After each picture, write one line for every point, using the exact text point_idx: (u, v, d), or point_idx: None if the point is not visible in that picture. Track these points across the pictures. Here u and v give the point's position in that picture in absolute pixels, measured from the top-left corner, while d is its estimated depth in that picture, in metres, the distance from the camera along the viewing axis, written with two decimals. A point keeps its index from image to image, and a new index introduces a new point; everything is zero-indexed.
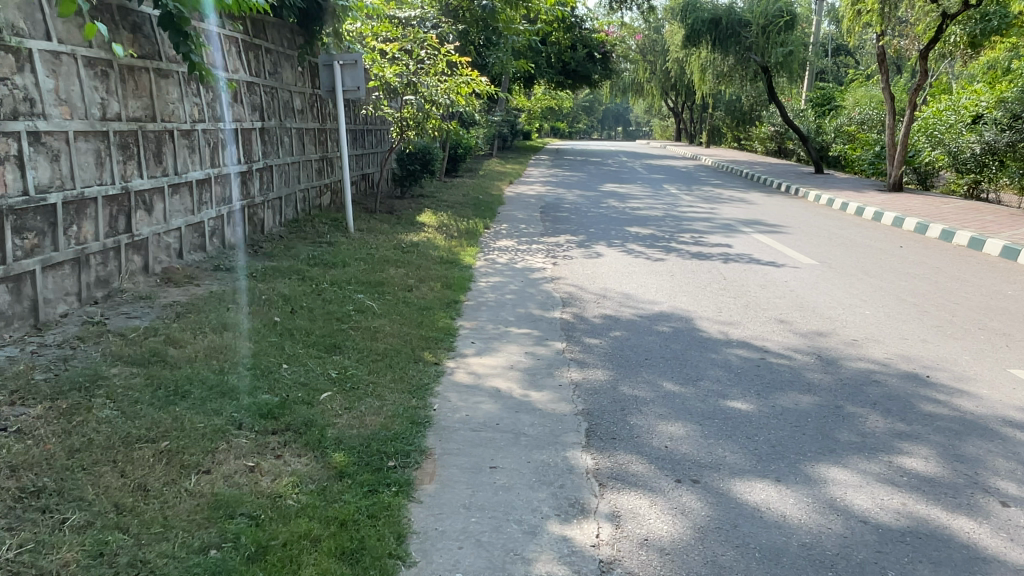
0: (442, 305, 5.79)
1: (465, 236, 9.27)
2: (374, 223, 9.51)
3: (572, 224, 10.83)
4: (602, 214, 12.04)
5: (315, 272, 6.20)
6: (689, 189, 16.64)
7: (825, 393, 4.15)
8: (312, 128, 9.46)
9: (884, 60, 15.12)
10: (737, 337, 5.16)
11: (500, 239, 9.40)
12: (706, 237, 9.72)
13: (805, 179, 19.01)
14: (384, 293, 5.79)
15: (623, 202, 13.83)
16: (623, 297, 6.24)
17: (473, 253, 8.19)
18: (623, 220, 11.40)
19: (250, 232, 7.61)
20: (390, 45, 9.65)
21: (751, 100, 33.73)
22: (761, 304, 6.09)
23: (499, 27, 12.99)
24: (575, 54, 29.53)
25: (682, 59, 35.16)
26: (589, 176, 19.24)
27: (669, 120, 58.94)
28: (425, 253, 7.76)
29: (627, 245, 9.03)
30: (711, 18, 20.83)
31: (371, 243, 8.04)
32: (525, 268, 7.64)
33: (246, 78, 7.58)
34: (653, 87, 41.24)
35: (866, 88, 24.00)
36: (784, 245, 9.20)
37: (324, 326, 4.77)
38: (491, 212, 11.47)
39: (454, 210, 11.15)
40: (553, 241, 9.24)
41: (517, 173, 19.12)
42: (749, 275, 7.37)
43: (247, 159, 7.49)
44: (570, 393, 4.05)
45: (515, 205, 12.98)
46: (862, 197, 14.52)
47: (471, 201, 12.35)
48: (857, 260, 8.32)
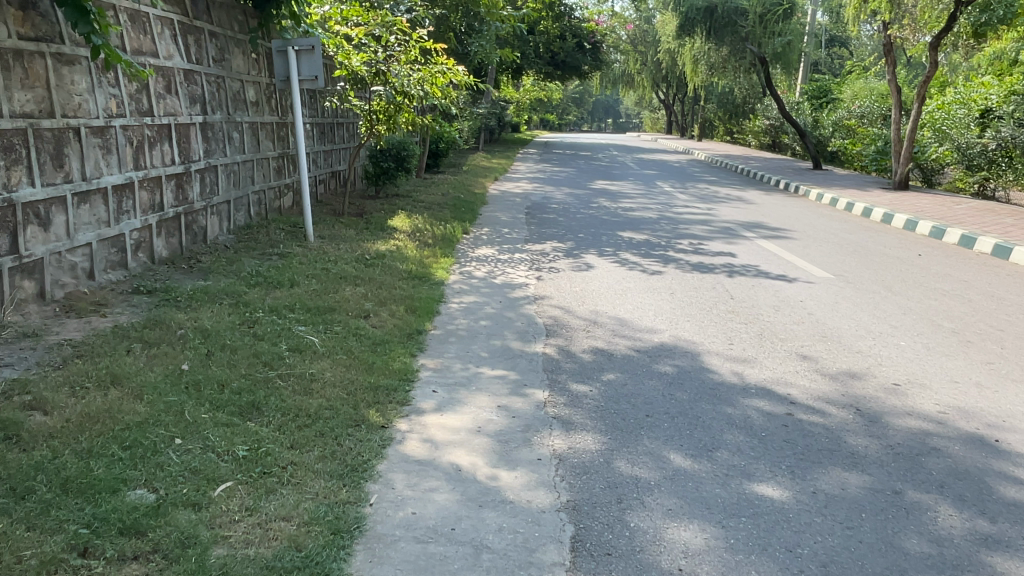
0: (401, 338, 4.85)
1: (440, 243, 8.31)
2: (339, 229, 8.54)
3: (559, 227, 9.90)
4: (592, 216, 11.10)
5: (252, 296, 5.23)
6: (684, 186, 15.74)
7: (876, 469, 3.26)
8: (266, 123, 8.47)
9: (890, 51, 14.20)
10: (756, 381, 4.25)
11: (479, 247, 8.46)
12: (706, 243, 8.81)
13: (805, 175, 18.14)
14: (331, 324, 4.84)
15: (614, 202, 12.91)
16: (616, 324, 5.32)
17: (446, 265, 7.24)
18: (614, 223, 10.48)
19: (187, 243, 6.63)
20: (357, 30, 8.66)
21: (744, 91, 32.87)
22: (779, 333, 5.18)
23: (480, 11, 11.97)
24: (564, 44, 28.49)
25: (674, 49, 34.17)
26: (578, 172, 18.29)
27: (660, 112, 57.98)
28: (391, 265, 6.80)
29: (620, 253, 8.10)
30: (706, 5, 19.84)
31: (330, 254, 7.07)
32: (505, 283, 6.71)
33: (182, 65, 6.59)
34: (644, 78, 40.29)
35: (865, 81, 23.14)
36: (794, 253, 8.30)
37: (244, 375, 3.82)
38: (471, 214, 10.52)
39: (430, 213, 10.18)
40: (538, 250, 8.32)
41: (503, 168, 18.15)
42: (759, 292, 6.47)
43: (183, 159, 6.51)
44: (551, 473, 3.12)
45: (498, 206, 12.02)
46: (868, 196, 13.66)
47: (450, 201, 11.37)
48: (877, 272, 7.44)
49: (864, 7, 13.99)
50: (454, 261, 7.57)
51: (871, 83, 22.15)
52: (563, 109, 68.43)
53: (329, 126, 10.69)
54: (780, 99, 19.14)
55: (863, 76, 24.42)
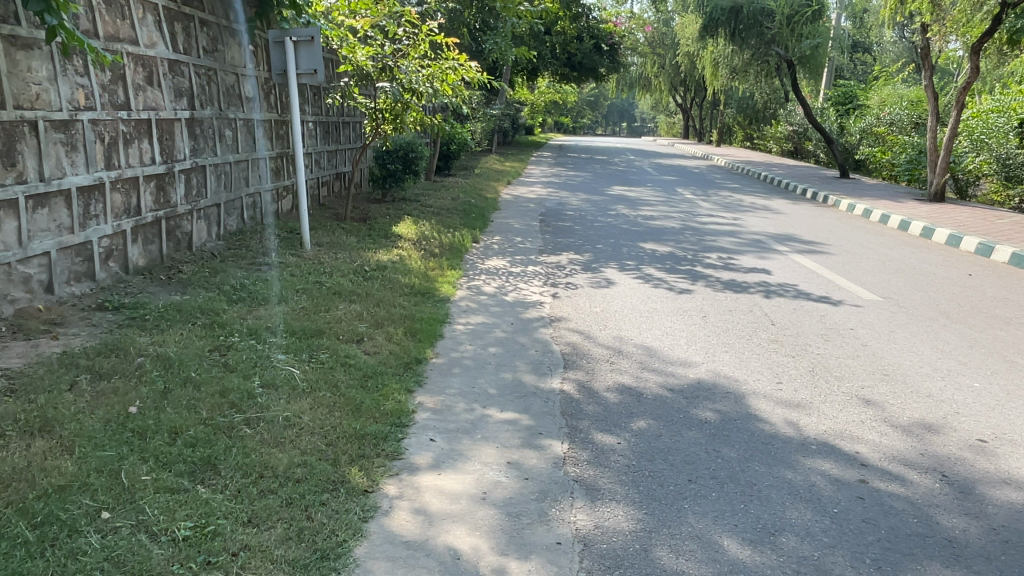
0: (397, 369, 4.18)
1: (449, 254, 7.67)
2: (340, 235, 7.92)
3: (576, 237, 9.25)
4: (611, 225, 10.42)
5: (230, 316, 4.61)
6: (706, 194, 15.04)
7: (984, 565, 2.58)
8: (262, 120, 7.86)
9: (927, 55, 13.30)
10: (815, 435, 3.57)
11: (490, 257, 7.80)
12: (736, 258, 8.12)
13: (831, 184, 17.36)
14: (317, 352, 4.19)
15: (634, 209, 12.21)
16: (644, 355, 4.64)
17: (452, 278, 6.60)
18: (635, 233, 9.79)
19: (168, 250, 6.03)
20: (361, 22, 8.06)
21: (765, 96, 32.09)
22: (833, 371, 4.49)
23: (497, 7, 11.36)
24: (581, 45, 27.79)
25: (694, 52, 33.36)
26: (595, 177, 17.62)
27: (678, 116, 57.10)
28: (392, 279, 6.16)
29: (643, 268, 7.44)
30: (731, 6, 19.13)
31: (326, 264, 6.45)
32: (518, 300, 6.04)
33: (167, 55, 6.00)
34: (662, 81, 39.59)
35: (894, 87, 22.28)
36: (833, 271, 7.59)
37: (203, 420, 3.18)
38: (482, 221, 9.88)
39: (438, 219, 9.55)
40: (554, 262, 7.65)
41: (517, 171, 17.52)
42: (802, 316, 5.78)
43: (164, 158, 5.92)
44: (574, 566, 2.46)
45: (511, 211, 11.36)
46: (902, 207, 12.88)
47: (460, 206, 10.74)
48: (928, 294, 6.73)
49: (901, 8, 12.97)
50: (461, 274, 6.93)
51: (899, 90, 21.29)
52: (578, 112, 67.67)
53: (331, 125, 10.10)
54: (807, 104, 18.36)
55: (891, 82, 23.53)
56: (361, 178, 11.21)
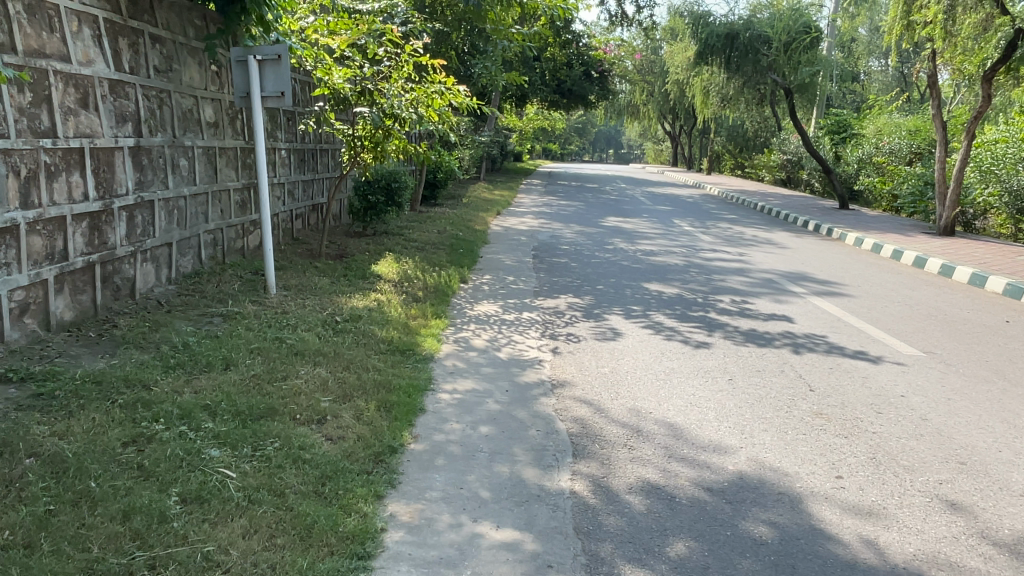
0: (363, 463, 3.31)
1: (434, 297, 6.84)
2: (311, 277, 7.08)
3: (574, 276, 8.47)
4: (609, 261, 9.67)
5: (159, 392, 3.77)
6: (705, 225, 14.39)
7: None
8: (224, 148, 7.07)
9: (934, 84, 12.79)
10: (905, 563, 2.76)
11: (480, 301, 6.98)
12: (751, 301, 7.36)
13: (832, 215, 16.78)
14: (263, 443, 3.35)
15: (632, 242, 11.49)
16: (668, 435, 3.83)
17: (437, 328, 5.77)
18: (636, 270, 9.04)
19: (104, 300, 5.18)
20: (338, 40, 7.34)
21: (755, 125, 31.83)
22: (899, 459, 3.69)
23: (488, 30, 10.75)
24: (571, 72, 27.41)
25: (684, 80, 33.14)
26: (588, 207, 16.96)
27: (666, 144, 57.09)
28: (367, 332, 5.33)
29: (651, 314, 6.65)
30: (727, 32, 18.75)
31: (291, 314, 5.60)
32: (513, 357, 5.23)
33: (107, 74, 5.21)
34: (651, 109, 39.36)
35: (890, 117, 21.92)
36: (860, 318, 6.84)
37: (89, 565, 2.34)
38: (470, 257, 9.09)
39: (423, 255, 8.75)
40: (551, 306, 6.85)
41: (506, 200, 16.81)
42: (842, 378, 4.99)
43: (100, 193, 5.09)
44: None
45: (502, 245, 10.59)
46: (913, 241, 12.24)
47: (447, 239, 9.96)
48: (972, 347, 5.98)
49: (909, 31, 12.54)
50: (447, 322, 6.11)
51: (896, 119, 20.91)
52: (566, 139, 67.57)
53: (306, 154, 9.36)
54: (805, 132, 17.87)
55: (886, 111, 23.20)
56: (340, 209, 10.44)
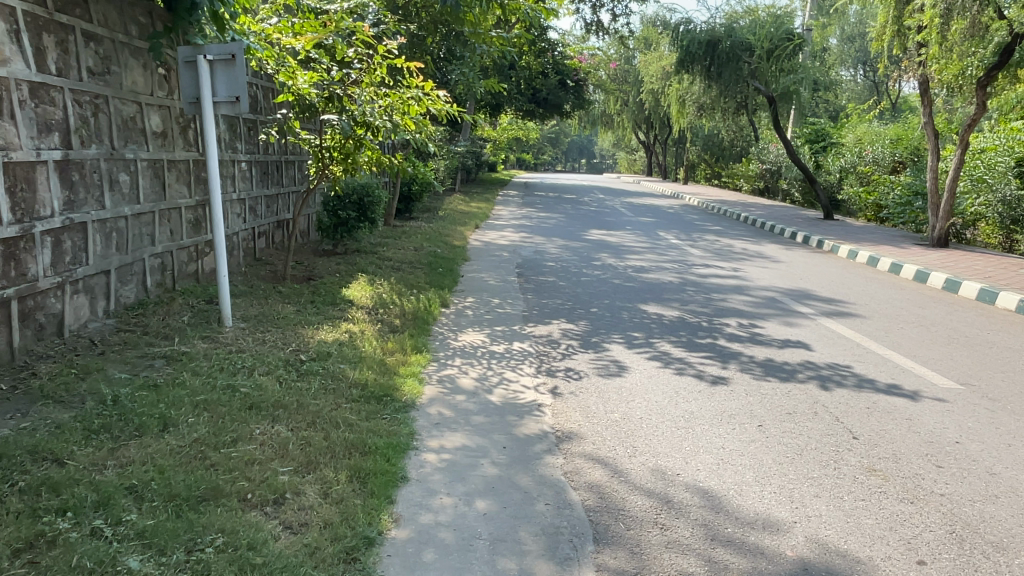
0: (330, 567, 2.57)
1: (411, 325, 6.11)
2: (273, 305, 6.31)
3: (564, 297, 7.81)
4: (599, 279, 9.03)
5: (70, 472, 3.01)
6: (691, 238, 13.87)
7: None
8: (173, 161, 6.28)
9: (925, 90, 12.53)
10: None
11: (465, 329, 6.27)
12: (759, 324, 6.76)
13: (818, 226, 16.39)
14: (199, 541, 2.61)
15: (620, 257, 10.88)
16: (706, 508, 3.17)
17: (416, 364, 5.05)
18: (629, 289, 8.40)
19: (23, 341, 4.40)
20: (303, 40, 6.60)
21: (730, 134, 31.66)
22: (984, 532, 3.06)
23: (465, 35, 10.14)
24: (546, 81, 26.89)
25: (659, 89, 32.85)
26: (568, 219, 16.35)
27: (640, 153, 56.95)
28: (335, 374, 4.58)
29: (655, 342, 6.00)
30: (708, 39, 18.27)
31: (248, 353, 4.83)
32: (507, 400, 4.53)
33: (26, 76, 4.43)
34: (625, 119, 39.06)
35: (869, 125, 21.74)
36: (880, 342, 6.27)
37: None
38: (450, 277, 8.38)
39: (399, 276, 8.02)
40: (544, 334, 6.17)
41: (484, 212, 16.15)
42: (884, 419, 4.38)
43: (15, 216, 4.30)
44: None
45: (484, 262, 9.90)
46: (908, 252, 11.79)
47: (425, 257, 9.24)
48: (1009, 375, 5.44)
49: (899, 38, 12.49)
50: (429, 354, 5.39)
51: (876, 128, 20.72)
52: (539, 149, 67.19)
53: (269, 166, 8.62)
54: (788, 141, 17.52)
55: (863, 120, 23.04)
56: (307, 225, 9.68)
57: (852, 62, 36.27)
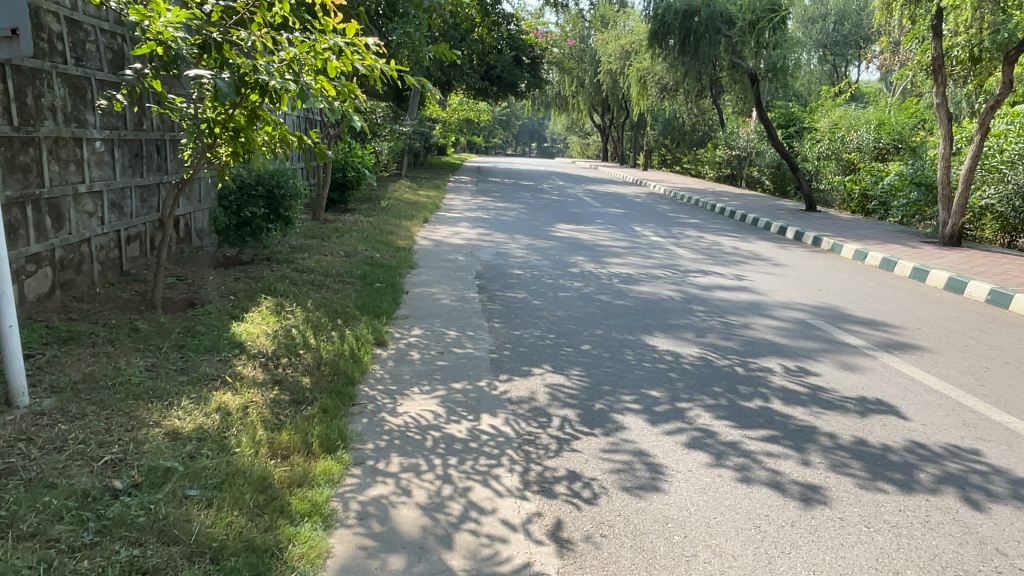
0: None
1: (327, 388, 4.07)
2: (114, 359, 4.17)
3: (541, 325, 5.86)
4: (581, 294, 7.09)
5: None
6: (672, 234, 12.12)
7: None
8: None
9: (940, 67, 11.08)
10: None
11: (408, 392, 4.24)
12: (813, 370, 4.97)
13: (804, 219, 14.84)
14: None
15: (599, 261, 8.97)
16: None
17: (323, 481, 3.03)
18: (623, 310, 6.51)
19: None
20: None
21: (693, 118, 30.23)
22: None
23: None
24: (500, 57, 24.79)
25: (617, 70, 31.10)
26: (530, 210, 14.39)
27: (593, 137, 55.27)
28: (168, 527, 2.53)
29: (689, 410, 4.12)
30: (685, 9, 17.34)
31: (16, 484, 2.72)
32: (479, 564, 2.56)
33: None
34: (581, 101, 37.26)
35: (846, 110, 20.41)
36: (988, 400, 4.55)
37: None
38: (391, 296, 6.35)
39: (320, 296, 5.94)
40: (525, 399, 4.18)
41: (434, 202, 14.08)
42: None
43: None
44: None
45: (435, 271, 7.89)
46: (925, 253, 10.31)
47: (359, 266, 7.18)
48: None
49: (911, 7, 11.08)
50: (347, 450, 3.38)
51: (853, 112, 19.54)
52: (489, 131, 64.79)
53: (141, 148, 6.44)
54: (770, 125, 15.84)
55: (837, 105, 21.71)
56: (198, 227, 7.46)
57: (813, 46, 35.31)
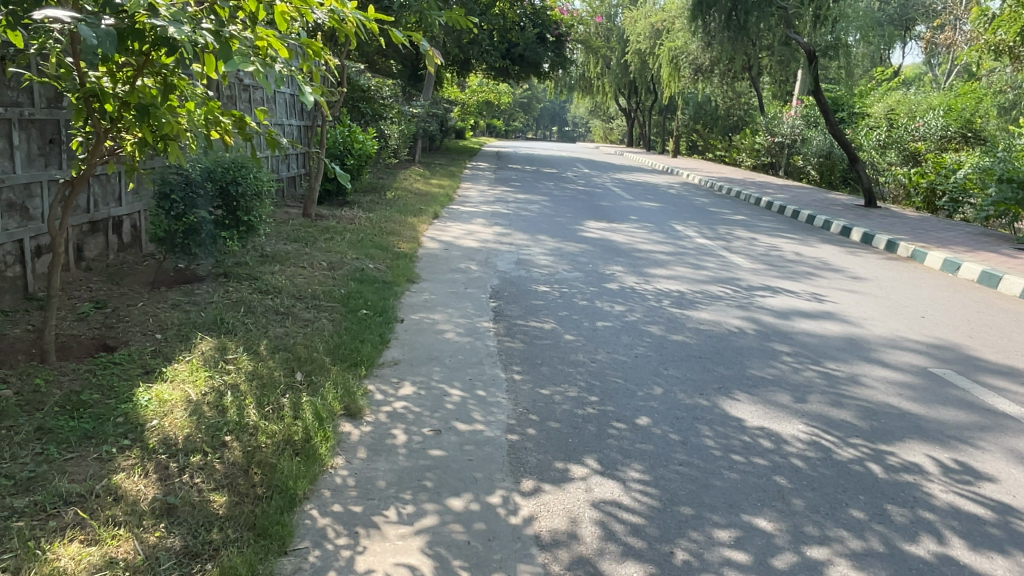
0: None
1: (246, 521, 2.56)
2: None
3: (577, 379, 4.27)
4: (625, 324, 5.50)
5: None
6: (720, 234, 10.46)
7: None
8: None
9: None
10: None
11: (378, 521, 2.69)
12: (983, 476, 3.37)
13: (865, 216, 13.10)
14: None
15: (641, 273, 7.34)
16: None
17: None
18: (684, 352, 4.91)
19: None
20: None
21: (727, 102, 28.35)
22: None
23: None
24: (523, 33, 22.92)
25: (647, 50, 29.23)
26: (555, 203, 12.78)
27: (616, 122, 53.35)
28: None
29: (829, 567, 2.55)
30: None
31: None
32: None
33: None
34: (607, 83, 35.44)
35: (904, 95, 18.48)
36: None
37: None
38: (381, 329, 4.80)
39: (282, 334, 4.40)
40: (563, 539, 2.63)
41: (447, 194, 12.53)
42: None
43: None
44: None
45: (440, 286, 6.35)
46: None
47: (344, 284, 5.64)
48: None
49: None
50: None
51: (913, 97, 17.72)
52: (510, 115, 62.69)
53: (59, 132, 4.91)
54: (829, 109, 14.08)
55: (893, 89, 19.72)
56: (133, 232, 5.93)
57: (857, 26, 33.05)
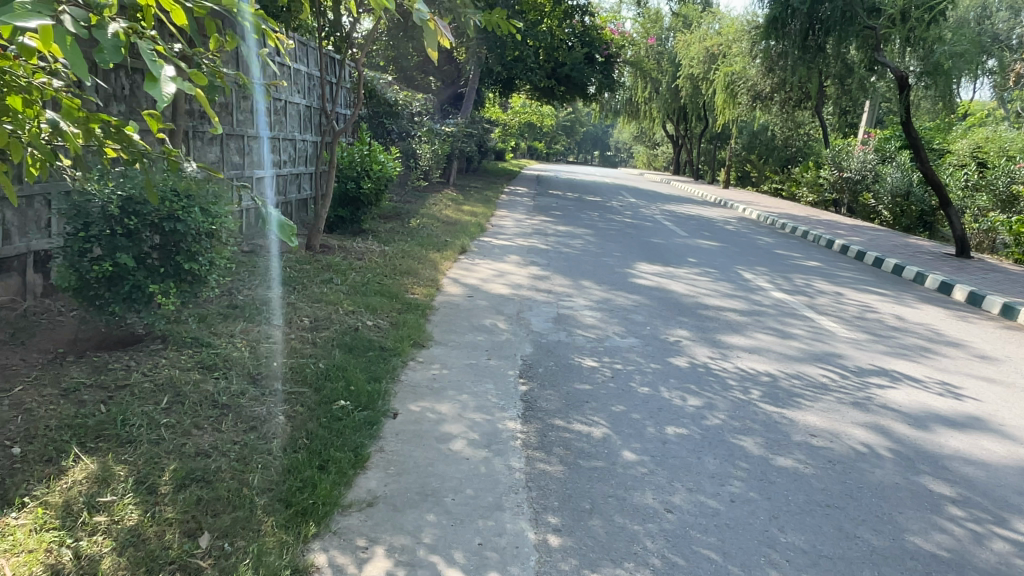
0: None
1: None
2: None
3: (647, 549, 2.73)
4: (705, 433, 3.93)
5: None
6: (797, 287, 8.82)
7: None
8: None
9: None
10: None
11: None
12: None
13: (962, 268, 11.28)
14: None
15: (714, 343, 5.77)
16: None
17: None
18: (800, 492, 3.33)
19: None
20: None
21: (785, 131, 26.51)
22: None
23: None
24: (570, 52, 21.50)
25: (700, 74, 27.60)
26: (600, 239, 11.26)
27: (662, 148, 51.64)
28: None
29: None
30: None
31: None
32: None
33: None
34: (655, 107, 33.87)
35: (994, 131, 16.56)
36: None
37: None
38: (360, 436, 3.34)
39: (208, 451, 2.95)
40: None
41: (478, 223, 11.11)
42: None
43: None
44: None
45: (454, 355, 4.87)
46: None
47: (325, 355, 4.21)
48: None
49: None
50: None
51: (1006, 133, 15.80)
52: (552, 138, 61.39)
53: None
54: (919, 145, 12.35)
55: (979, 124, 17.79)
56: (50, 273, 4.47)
57: None
